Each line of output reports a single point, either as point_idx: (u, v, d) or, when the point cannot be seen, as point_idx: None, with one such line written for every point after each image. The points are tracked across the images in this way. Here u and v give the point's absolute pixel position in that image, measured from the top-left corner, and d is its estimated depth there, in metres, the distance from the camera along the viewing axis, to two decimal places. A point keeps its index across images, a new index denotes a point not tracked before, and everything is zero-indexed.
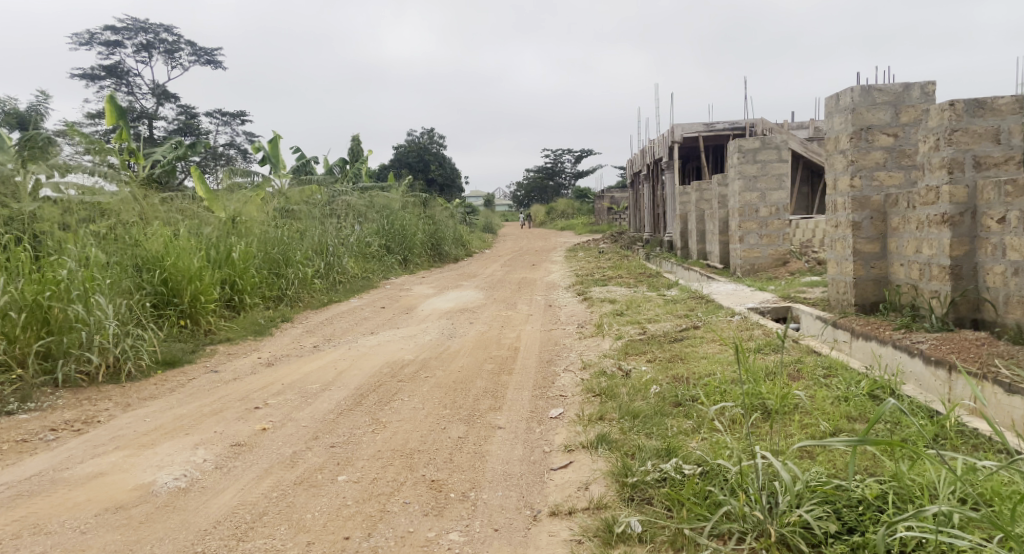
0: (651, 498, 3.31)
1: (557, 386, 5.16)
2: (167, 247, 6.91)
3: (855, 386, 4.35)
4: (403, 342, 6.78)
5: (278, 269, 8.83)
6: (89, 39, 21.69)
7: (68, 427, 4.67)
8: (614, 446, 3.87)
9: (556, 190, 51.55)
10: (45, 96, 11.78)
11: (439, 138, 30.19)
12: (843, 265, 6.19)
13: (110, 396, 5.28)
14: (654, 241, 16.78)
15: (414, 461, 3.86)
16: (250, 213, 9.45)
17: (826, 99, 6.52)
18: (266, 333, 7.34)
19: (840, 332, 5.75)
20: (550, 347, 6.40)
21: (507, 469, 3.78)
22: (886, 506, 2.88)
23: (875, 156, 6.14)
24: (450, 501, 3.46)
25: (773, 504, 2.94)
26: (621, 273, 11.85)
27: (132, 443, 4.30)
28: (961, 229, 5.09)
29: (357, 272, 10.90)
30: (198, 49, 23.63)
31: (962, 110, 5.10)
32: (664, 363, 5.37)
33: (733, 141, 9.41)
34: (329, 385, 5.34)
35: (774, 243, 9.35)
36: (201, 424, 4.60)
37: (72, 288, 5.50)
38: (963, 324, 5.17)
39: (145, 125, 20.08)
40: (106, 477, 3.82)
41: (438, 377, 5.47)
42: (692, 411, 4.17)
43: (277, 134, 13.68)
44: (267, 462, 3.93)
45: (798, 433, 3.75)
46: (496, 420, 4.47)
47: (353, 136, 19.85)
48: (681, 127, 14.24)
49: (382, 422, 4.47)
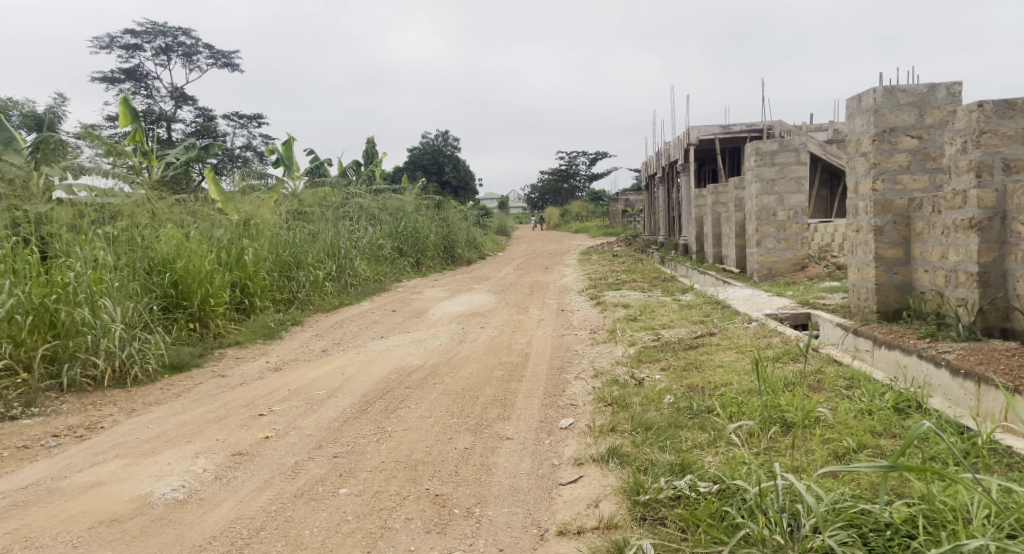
0: (664, 518, 3.16)
1: (568, 395, 5.01)
2: (179, 250, 6.83)
3: (879, 399, 4.18)
4: (412, 347, 6.65)
5: (289, 272, 8.73)
6: (109, 42, 21.78)
7: (71, 433, 4.58)
8: (626, 460, 3.71)
9: (571, 193, 51.45)
10: (62, 99, 11.77)
11: (454, 141, 30.14)
12: (864, 271, 5.99)
13: (115, 401, 5.19)
14: (669, 244, 16.58)
15: (418, 474, 3.72)
16: (263, 216, 9.32)
17: (848, 99, 6.32)
18: (276, 337, 7.22)
19: (862, 340, 5.57)
20: (562, 353, 6.25)
21: (513, 483, 3.63)
22: (916, 532, 2.71)
23: (898, 159, 5.95)
24: (454, 517, 3.32)
25: (795, 528, 2.78)
26: (635, 276, 11.67)
27: (133, 451, 4.19)
28: (989, 235, 4.92)
29: (369, 274, 10.80)
30: (216, 52, 23.64)
31: (991, 112, 4.88)
32: (679, 371, 5.21)
33: (750, 144, 9.19)
34: (335, 392, 5.21)
35: (793, 247, 9.15)
36: (204, 431, 4.49)
37: (80, 291, 5.40)
38: (992, 334, 4.99)
39: (163, 128, 20.12)
40: (103, 487, 3.71)
41: (446, 384, 5.33)
42: (707, 423, 4.01)
43: (291, 136, 13.61)
44: (268, 473, 3.81)
45: (819, 449, 3.59)
46: (504, 430, 4.33)
47: (370, 140, 19.79)
48: (697, 129, 14.05)
49: (388, 431, 4.34)
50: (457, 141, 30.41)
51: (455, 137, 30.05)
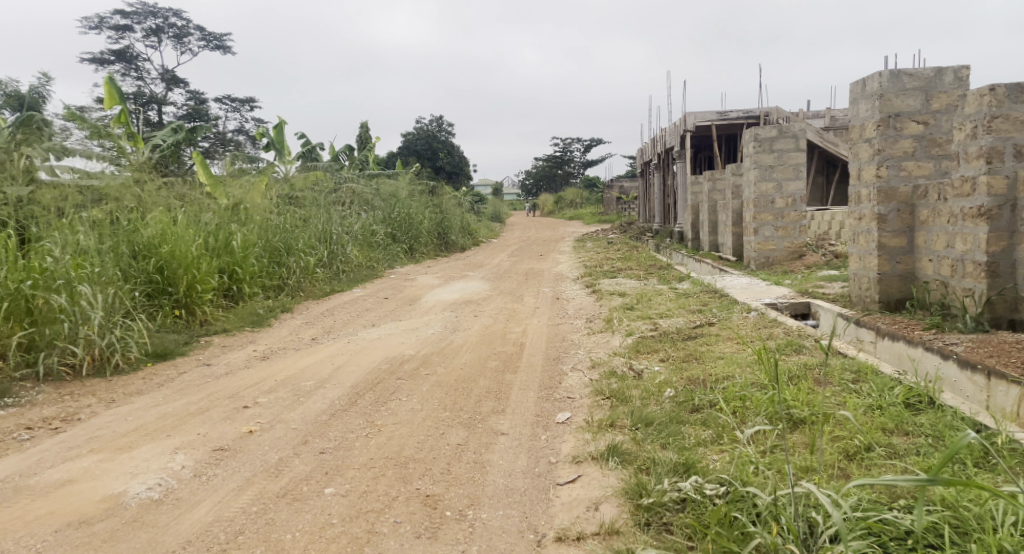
0: (670, 524, 2.99)
1: (564, 387, 4.84)
2: (165, 234, 6.60)
3: (888, 393, 4.04)
4: (405, 336, 6.45)
5: (279, 258, 8.50)
6: (99, 23, 21.33)
7: (45, 425, 4.37)
8: (627, 459, 3.54)
9: (565, 179, 51.05)
10: (46, 78, 11.43)
11: (448, 125, 29.72)
12: (867, 260, 5.82)
13: (94, 391, 4.97)
14: (665, 232, 16.36)
15: (409, 472, 3.54)
16: (253, 200, 9.08)
17: (851, 84, 6.13)
18: (264, 325, 7.04)
19: (864, 331, 5.42)
20: (558, 343, 6.08)
21: (508, 483, 3.45)
22: (940, 542, 2.56)
23: (904, 145, 5.76)
24: (446, 520, 3.14)
25: (809, 537, 2.64)
26: (630, 264, 11.46)
27: (109, 446, 3.99)
28: (998, 224, 4.75)
29: (361, 261, 10.56)
30: (207, 33, 23.22)
31: (1004, 96, 4.70)
32: (678, 363, 5.04)
33: (749, 129, 8.99)
34: (324, 383, 5.02)
35: (791, 235, 8.98)
36: (185, 424, 4.29)
37: (56, 276, 5.19)
38: (1000, 326, 4.84)
39: (154, 111, 19.79)
40: (74, 485, 3.51)
41: (438, 375, 5.15)
42: (710, 418, 3.84)
43: (282, 120, 13.34)
44: (249, 470, 3.62)
45: (829, 448, 3.43)
46: (498, 425, 4.14)
47: (362, 123, 19.49)
48: (694, 116, 13.79)
49: (377, 425, 4.16)
50: (451, 126, 30.02)
51: (448, 122, 29.66)
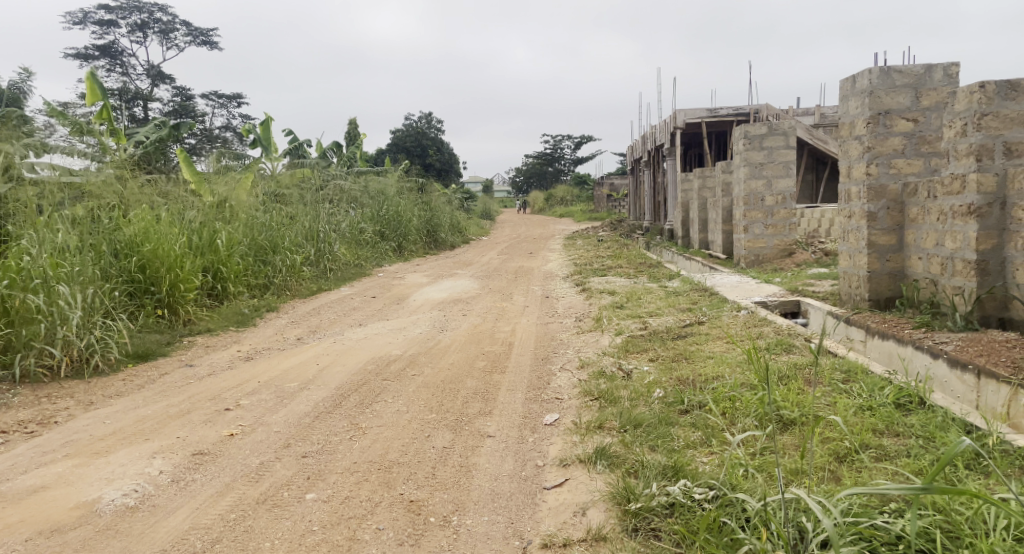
0: (658, 530, 2.93)
1: (553, 387, 4.79)
2: (147, 232, 6.48)
3: (878, 393, 3.99)
4: (392, 335, 6.37)
5: (265, 256, 8.40)
6: (83, 18, 21.13)
7: (20, 429, 4.27)
8: (615, 462, 3.48)
9: (556, 176, 50.91)
10: (27, 74, 11.28)
11: (438, 122, 29.59)
12: (856, 258, 5.79)
13: (73, 393, 4.88)
14: (655, 230, 16.31)
15: (393, 477, 3.47)
16: (239, 197, 8.98)
17: (841, 81, 6.09)
18: (249, 324, 6.94)
19: (854, 330, 5.38)
20: (547, 343, 6.01)
21: (495, 487, 3.39)
22: (932, 547, 2.52)
23: (893, 142, 5.72)
24: (430, 527, 3.08)
25: (800, 543, 2.59)
26: (620, 262, 11.40)
27: (85, 450, 3.90)
28: (987, 222, 4.71)
29: (349, 259, 10.46)
30: (193, 29, 23.02)
31: (993, 93, 4.66)
32: (668, 362, 4.99)
33: (738, 127, 8.94)
34: (308, 385, 4.94)
35: (780, 233, 8.94)
36: (164, 428, 4.20)
37: (33, 276, 5.09)
38: (989, 324, 4.80)
39: (139, 106, 19.61)
40: (48, 492, 3.43)
41: (425, 376, 5.07)
42: (699, 420, 3.79)
43: (269, 116, 13.23)
44: (228, 475, 3.54)
45: (819, 451, 3.39)
46: (485, 428, 4.08)
47: (352, 119, 19.36)
48: (684, 112, 13.74)
49: (361, 428, 4.09)
50: (441, 123, 29.88)
51: (438, 119, 29.53)
